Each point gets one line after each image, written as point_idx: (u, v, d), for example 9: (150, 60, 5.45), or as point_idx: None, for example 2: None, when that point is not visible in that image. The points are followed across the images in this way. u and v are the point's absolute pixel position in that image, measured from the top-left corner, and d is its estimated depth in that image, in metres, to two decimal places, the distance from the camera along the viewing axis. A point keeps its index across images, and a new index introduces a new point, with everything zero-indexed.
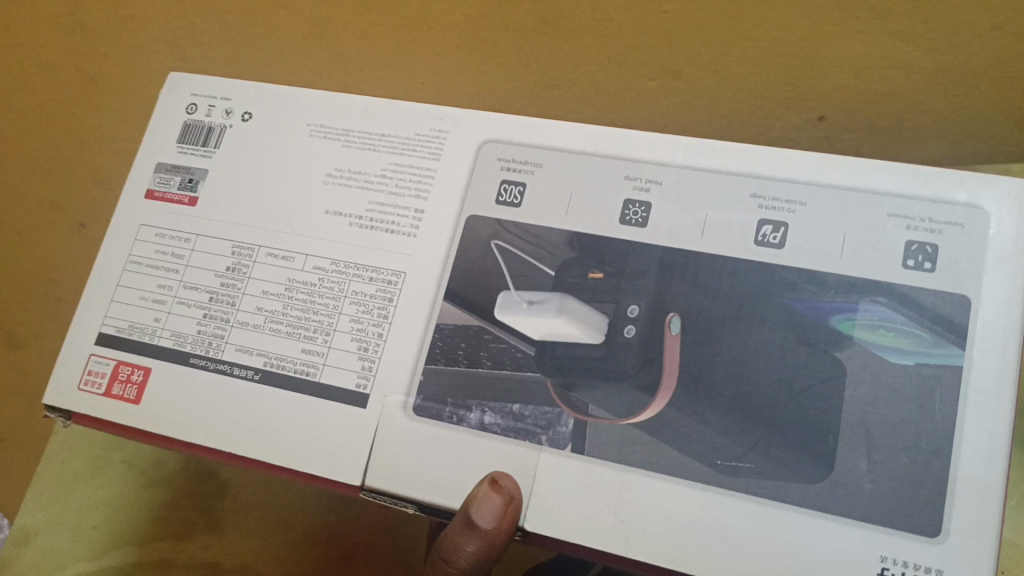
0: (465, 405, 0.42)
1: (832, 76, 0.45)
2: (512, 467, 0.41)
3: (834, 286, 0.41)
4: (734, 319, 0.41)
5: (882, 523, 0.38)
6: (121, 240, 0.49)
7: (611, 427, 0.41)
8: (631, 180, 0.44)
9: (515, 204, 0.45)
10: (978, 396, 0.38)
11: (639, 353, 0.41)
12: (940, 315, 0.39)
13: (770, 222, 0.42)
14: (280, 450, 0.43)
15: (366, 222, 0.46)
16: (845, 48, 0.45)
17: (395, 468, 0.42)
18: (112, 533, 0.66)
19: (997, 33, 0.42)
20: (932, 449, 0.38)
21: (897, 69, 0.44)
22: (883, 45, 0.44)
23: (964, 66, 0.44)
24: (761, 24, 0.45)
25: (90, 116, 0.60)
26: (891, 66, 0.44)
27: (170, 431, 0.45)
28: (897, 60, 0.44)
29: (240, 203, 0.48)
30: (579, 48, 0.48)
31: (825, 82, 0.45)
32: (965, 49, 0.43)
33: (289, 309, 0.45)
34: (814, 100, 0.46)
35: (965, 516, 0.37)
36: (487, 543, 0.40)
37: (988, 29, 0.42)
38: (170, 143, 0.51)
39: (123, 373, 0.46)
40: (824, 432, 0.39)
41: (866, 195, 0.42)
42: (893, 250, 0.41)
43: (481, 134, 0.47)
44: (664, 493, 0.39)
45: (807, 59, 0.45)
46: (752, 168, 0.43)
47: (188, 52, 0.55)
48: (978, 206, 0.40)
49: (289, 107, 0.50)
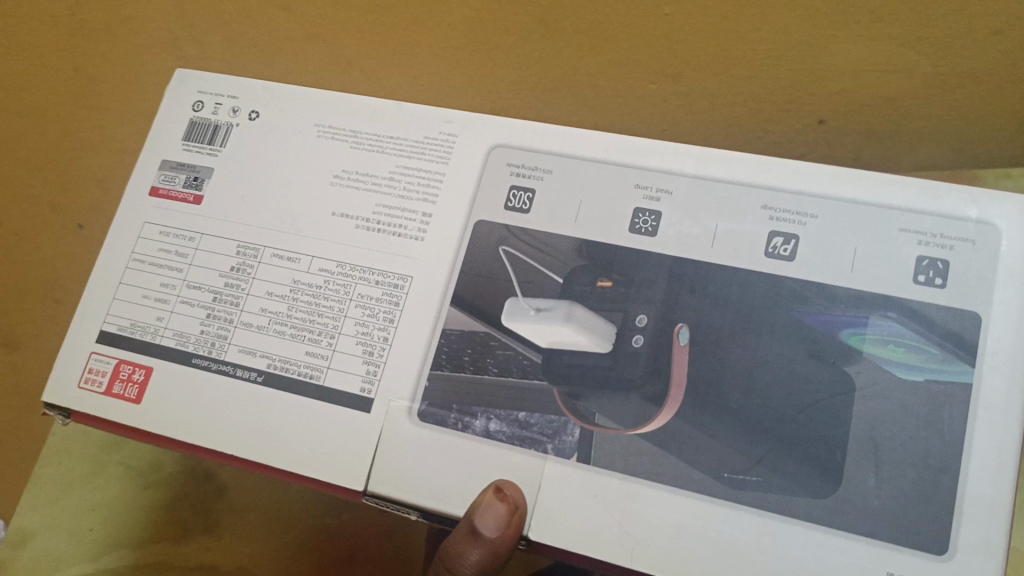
0: (470, 412, 0.42)
1: (834, 81, 0.46)
2: (516, 475, 0.41)
3: (844, 300, 0.40)
4: (742, 331, 0.41)
5: (890, 540, 0.37)
6: (125, 238, 0.49)
7: (618, 437, 0.40)
8: (641, 188, 0.44)
9: (523, 210, 0.45)
10: (988, 413, 0.38)
11: (647, 363, 0.41)
12: (951, 331, 0.39)
13: (780, 234, 0.42)
14: (282, 454, 0.42)
15: (372, 224, 0.46)
16: (847, 56, 0.45)
17: (399, 474, 0.42)
18: (107, 535, 0.66)
19: (995, 38, 0.42)
20: (942, 466, 0.38)
21: (896, 74, 0.45)
22: (884, 50, 0.44)
23: (963, 69, 0.44)
24: (760, 30, 0.45)
25: (92, 113, 0.59)
26: (889, 71, 0.45)
27: (171, 432, 0.44)
28: (897, 64, 0.44)
29: (245, 202, 0.48)
30: (582, 50, 0.48)
31: (825, 87, 0.46)
32: (964, 52, 0.43)
33: (294, 311, 0.44)
34: (814, 104, 0.47)
35: (974, 534, 0.37)
36: (490, 552, 0.39)
37: (987, 34, 0.42)
38: (176, 141, 0.50)
39: (124, 372, 0.46)
40: (832, 447, 0.39)
41: (877, 210, 0.41)
42: (903, 265, 0.40)
43: (492, 138, 0.47)
44: (671, 505, 0.39)
45: (809, 64, 0.45)
46: (761, 178, 0.43)
47: (189, 51, 0.55)
48: (988, 222, 0.40)
49: (295, 107, 0.50)
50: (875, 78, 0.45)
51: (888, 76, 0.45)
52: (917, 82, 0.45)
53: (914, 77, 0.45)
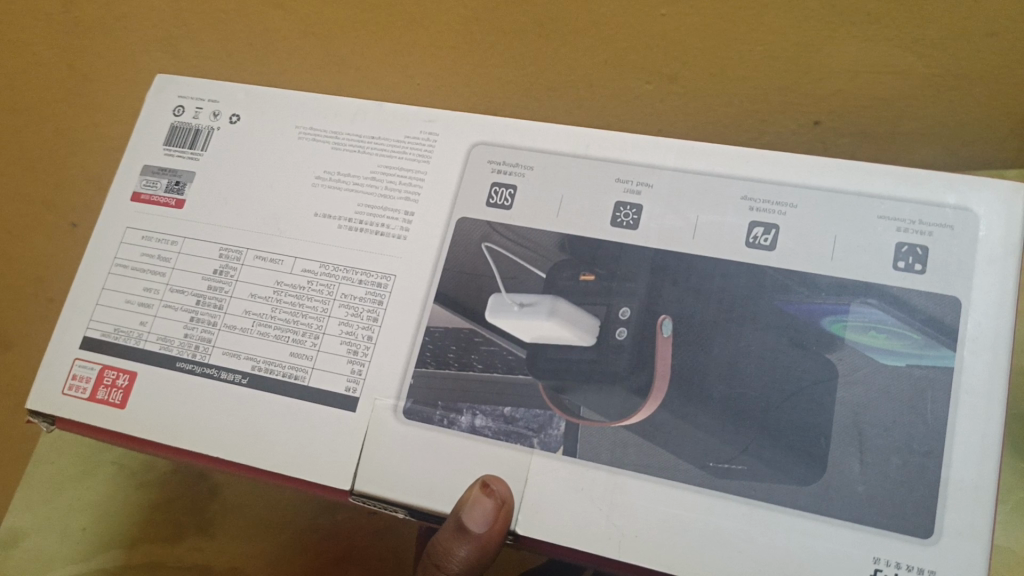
0: (456, 408, 0.42)
1: (829, 81, 0.46)
2: (503, 470, 0.41)
3: (826, 288, 0.40)
4: (726, 321, 0.41)
5: (876, 525, 0.38)
6: (107, 243, 0.48)
7: (603, 429, 0.40)
8: (622, 182, 0.44)
9: (506, 207, 0.45)
10: (970, 397, 0.38)
11: (631, 355, 0.41)
12: (931, 316, 0.40)
13: (761, 224, 0.42)
14: (268, 454, 0.42)
15: (355, 224, 0.46)
16: (843, 57, 0.44)
17: (386, 473, 0.41)
18: (101, 535, 0.66)
19: (992, 39, 0.42)
20: (925, 450, 0.38)
21: (892, 74, 0.45)
22: (878, 53, 0.44)
23: (960, 70, 0.44)
24: (757, 30, 0.44)
25: (72, 118, 0.59)
26: (886, 71, 0.45)
27: (156, 436, 0.44)
28: (893, 65, 0.44)
29: (228, 205, 0.48)
30: (576, 50, 0.47)
31: (823, 87, 0.46)
32: (961, 53, 0.43)
33: (277, 312, 0.44)
34: (809, 106, 0.47)
35: (959, 517, 0.37)
36: (478, 547, 0.39)
37: (982, 36, 0.42)
38: (158, 146, 0.50)
39: (108, 377, 0.45)
40: (817, 434, 0.39)
41: (858, 198, 0.42)
42: (883, 252, 0.41)
43: (471, 136, 0.47)
44: (658, 496, 0.39)
45: (804, 64, 0.45)
46: (744, 171, 0.43)
47: (178, 54, 0.54)
48: (967, 208, 0.41)
49: (281, 112, 0.50)
50: (868, 78, 0.45)
51: (884, 76, 0.45)
52: (910, 81, 0.45)
53: (909, 75, 0.45)
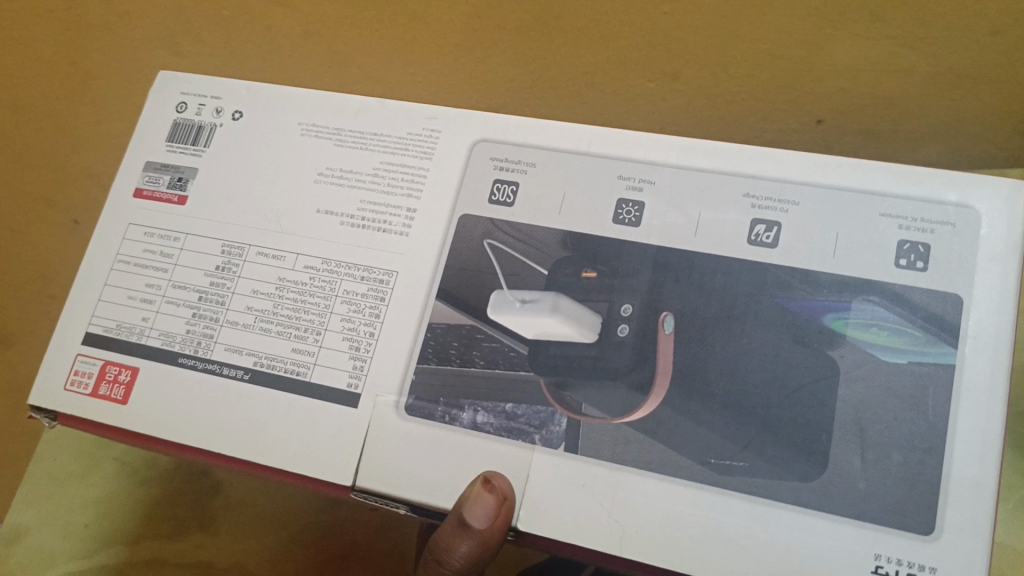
0: (457, 404, 0.42)
1: (832, 80, 0.46)
2: (505, 466, 0.41)
3: (828, 285, 0.40)
4: (728, 318, 0.41)
5: (877, 522, 0.38)
6: (109, 239, 0.49)
7: (605, 426, 0.41)
8: (624, 179, 0.44)
9: (508, 203, 0.45)
10: (971, 395, 0.38)
11: (632, 351, 0.41)
12: (932, 314, 0.40)
13: (763, 221, 0.42)
14: (271, 450, 0.42)
15: (357, 221, 0.46)
16: (846, 55, 0.44)
17: (387, 469, 0.42)
18: (102, 532, 0.66)
19: (994, 38, 0.42)
20: (927, 447, 0.38)
21: (896, 73, 0.45)
22: (882, 50, 0.44)
23: (963, 70, 0.44)
24: (762, 29, 0.44)
25: (75, 114, 0.59)
26: (888, 71, 0.45)
27: (159, 432, 0.44)
28: (896, 65, 0.44)
29: (230, 201, 0.48)
30: (580, 48, 0.48)
31: (826, 86, 0.46)
32: (965, 52, 0.43)
33: (279, 308, 0.44)
34: (813, 105, 0.47)
35: (959, 514, 0.37)
36: (480, 543, 0.39)
37: (984, 34, 0.42)
38: (160, 142, 0.50)
39: (110, 373, 0.46)
40: (819, 431, 0.39)
41: (860, 195, 0.42)
42: (885, 249, 0.41)
43: (474, 134, 0.47)
44: (659, 492, 0.39)
45: (808, 62, 0.45)
46: (747, 168, 0.43)
47: (180, 51, 0.54)
48: (969, 206, 0.41)
49: (283, 109, 0.50)
50: (872, 77, 0.45)
51: (887, 75, 0.45)
52: (914, 79, 0.45)
53: (912, 74, 0.45)
